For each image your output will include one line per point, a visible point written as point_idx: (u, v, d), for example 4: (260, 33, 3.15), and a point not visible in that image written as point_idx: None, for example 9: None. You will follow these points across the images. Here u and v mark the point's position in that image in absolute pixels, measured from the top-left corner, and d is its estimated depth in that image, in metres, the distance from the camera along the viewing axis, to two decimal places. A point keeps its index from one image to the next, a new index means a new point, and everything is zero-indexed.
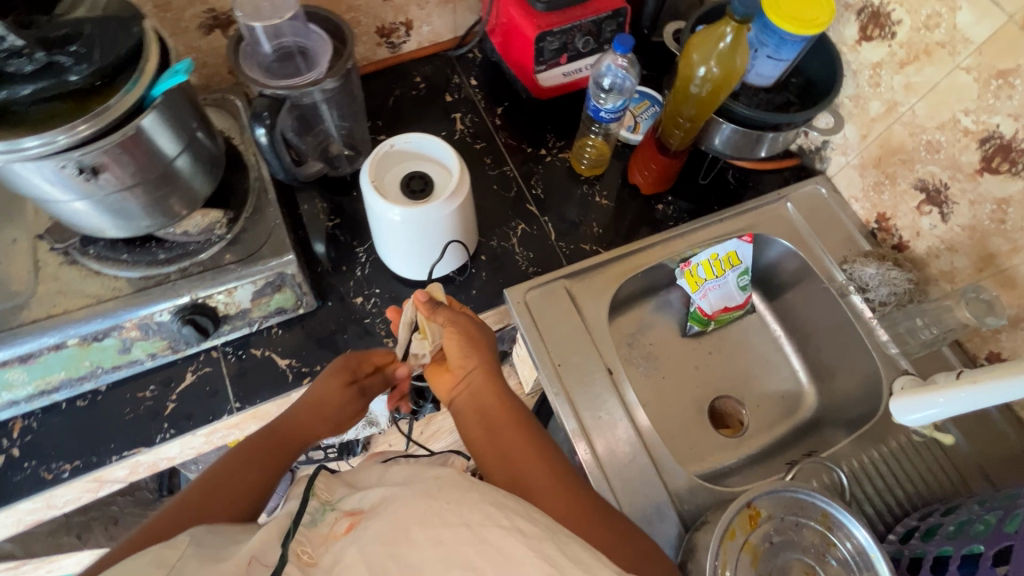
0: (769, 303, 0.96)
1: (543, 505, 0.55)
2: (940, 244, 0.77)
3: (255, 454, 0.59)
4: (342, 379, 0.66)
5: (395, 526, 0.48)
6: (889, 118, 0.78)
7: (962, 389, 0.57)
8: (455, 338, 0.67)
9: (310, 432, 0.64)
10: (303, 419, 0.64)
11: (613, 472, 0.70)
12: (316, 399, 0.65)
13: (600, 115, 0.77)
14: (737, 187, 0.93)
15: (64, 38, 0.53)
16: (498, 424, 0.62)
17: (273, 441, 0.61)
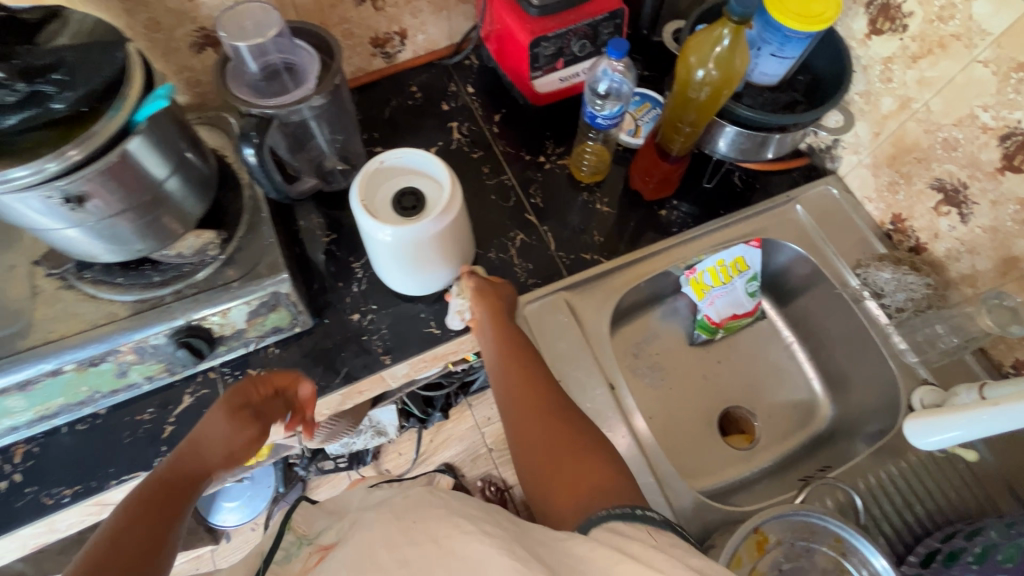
0: (779, 308, 0.93)
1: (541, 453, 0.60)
2: (960, 245, 0.73)
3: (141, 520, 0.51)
4: (231, 411, 0.61)
5: (363, 554, 0.49)
6: (903, 115, 0.74)
7: (981, 411, 0.54)
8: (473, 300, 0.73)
9: (198, 476, 0.58)
10: (186, 471, 0.57)
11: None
12: (202, 441, 0.59)
13: (597, 121, 0.76)
14: (744, 190, 0.89)
15: (47, 67, 0.53)
16: (513, 376, 0.67)
17: (155, 500, 0.54)
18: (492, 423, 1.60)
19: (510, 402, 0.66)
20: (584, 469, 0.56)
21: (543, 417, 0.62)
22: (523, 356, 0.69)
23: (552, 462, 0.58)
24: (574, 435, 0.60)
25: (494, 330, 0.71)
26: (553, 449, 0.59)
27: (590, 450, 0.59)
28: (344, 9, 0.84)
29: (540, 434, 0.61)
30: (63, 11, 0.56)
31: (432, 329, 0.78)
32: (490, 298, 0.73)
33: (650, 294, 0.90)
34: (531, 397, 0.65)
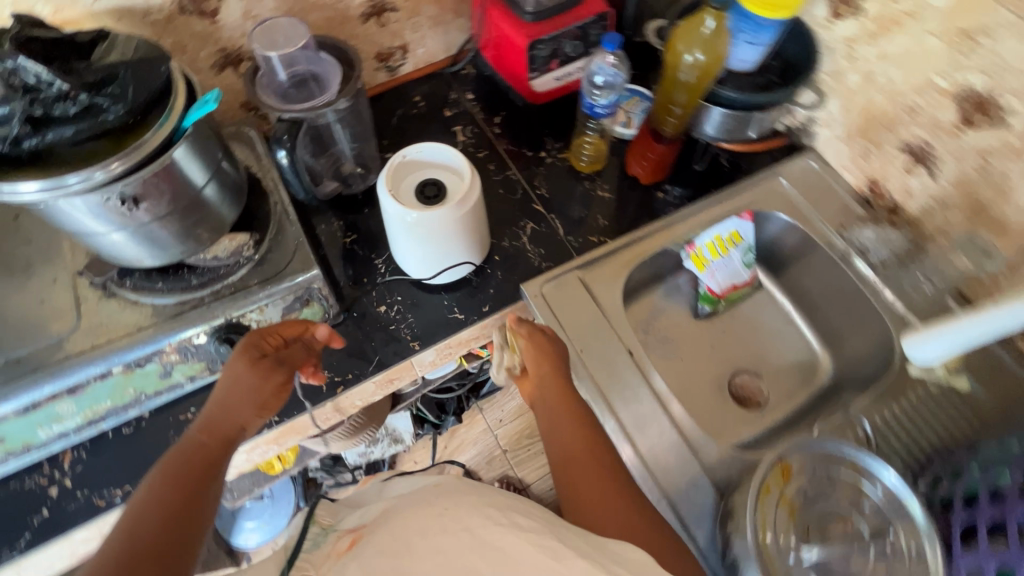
0: (775, 278, 0.99)
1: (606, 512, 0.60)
2: (933, 201, 0.80)
3: (179, 476, 0.56)
4: (251, 363, 0.64)
5: (397, 537, 0.53)
6: (868, 87, 0.82)
7: (973, 319, 0.63)
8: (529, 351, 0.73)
9: (230, 429, 0.62)
10: (219, 425, 0.62)
11: (647, 451, 0.72)
12: (228, 393, 0.62)
13: (595, 110, 0.84)
14: (731, 170, 0.97)
15: (101, 81, 0.57)
16: (560, 413, 0.69)
17: (191, 456, 0.58)
18: (504, 424, 1.63)
19: (556, 433, 0.68)
20: (634, 516, 0.59)
21: (596, 452, 0.65)
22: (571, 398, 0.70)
23: (603, 498, 0.61)
24: (623, 482, 0.63)
25: (546, 365, 0.72)
26: (603, 485, 0.62)
27: (638, 500, 0.61)
28: (351, 26, 0.90)
29: (593, 467, 0.63)
30: (110, 34, 0.61)
31: (456, 314, 0.83)
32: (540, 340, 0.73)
33: (653, 272, 0.96)
34: (581, 429, 0.67)
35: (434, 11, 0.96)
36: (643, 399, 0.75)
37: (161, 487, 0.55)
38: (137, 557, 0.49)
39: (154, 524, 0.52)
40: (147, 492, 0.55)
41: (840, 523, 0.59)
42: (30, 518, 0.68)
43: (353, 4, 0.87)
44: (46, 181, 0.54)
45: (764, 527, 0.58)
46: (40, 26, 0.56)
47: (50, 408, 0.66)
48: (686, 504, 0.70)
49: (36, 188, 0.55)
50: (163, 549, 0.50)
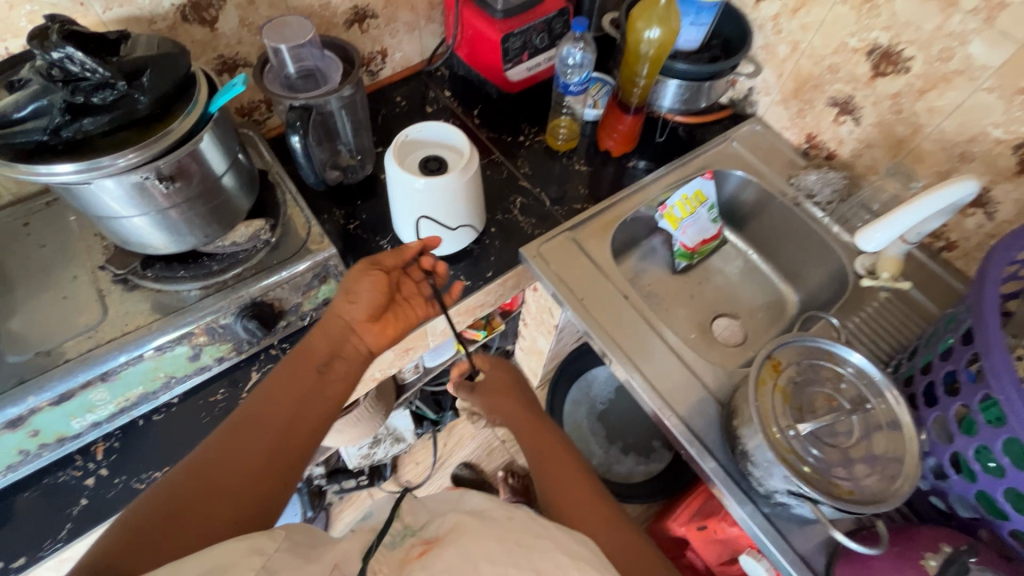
0: (737, 232, 1.12)
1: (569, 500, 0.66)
2: (860, 144, 0.94)
3: (298, 383, 0.64)
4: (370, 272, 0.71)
5: (464, 559, 0.47)
6: (795, 55, 0.96)
7: (908, 209, 0.76)
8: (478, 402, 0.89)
9: (342, 335, 0.69)
10: (333, 331, 0.69)
11: (654, 378, 0.79)
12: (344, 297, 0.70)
13: (569, 88, 0.93)
14: (688, 139, 1.09)
15: (135, 72, 0.62)
16: (536, 451, 0.76)
17: (303, 362, 0.66)
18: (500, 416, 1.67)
19: (543, 455, 0.74)
20: (612, 531, 0.63)
21: (578, 473, 0.71)
22: (539, 429, 0.79)
23: (584, 513, 0.65)
24: (603, 503, 0.67)
25: (499, 403, 0.86)
26: (582, 503, 0.66)
27: (598, 498, 0.67)
28: (336, 33, 0.98)
29: (574, 485, 0.69)
30: (132, 35, 0.65)
31: (463, 282, 0.89)
32: (479, 391, 0.89)
33: (631, 236, 1.05)
34: (563, 451, 0.75)
35: (410, 18, 1.05)
36: (647, 335, 0.83)
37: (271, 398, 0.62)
38: (250, 458, 0.56)
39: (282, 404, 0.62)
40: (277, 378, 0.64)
41: (826, 403, 0.69)
42: (69, 509, 0.70)
43: (337, 11, 0.95)
44: (83, 162, 0.58)
45: (765, 411, 0.67)
46: (72, 23, 0.60)
47: (85, 398, 0.68)
48: (697, 421, 0.77)
49: (73, 170, 0.58)
50: (273, 458, 0.57)
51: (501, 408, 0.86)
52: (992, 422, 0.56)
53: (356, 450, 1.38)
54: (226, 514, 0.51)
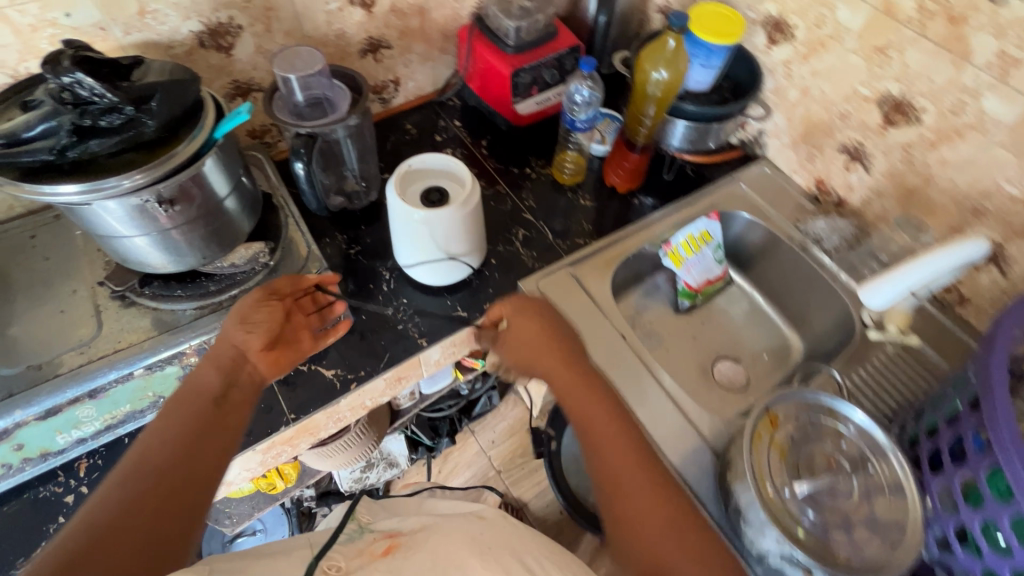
0: (744, 274, 1.10)
1: (638, 509, 0.62)
2: (870, 192, 0.93)
3: (191, 413, 0.61)
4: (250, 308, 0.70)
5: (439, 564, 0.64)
6: (806, 100, 0.95)
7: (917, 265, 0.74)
8: (512, 343, 0.78)
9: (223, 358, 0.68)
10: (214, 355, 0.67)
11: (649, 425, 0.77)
12: (239, 317, 0.69)
13: (575, 125, 0.93)
14: (696, 177, 1.08)
15: (143, 97, 0.63)
16: (603, 445, 0.67)
17: (194, 395, 0.63)
18: (497, 446, 1.64)
19: (609, 456, 0.66)
20: (696, 562, 0.57)
21: (648, 484, 0.63)
22: (602, 415, 0.69)
23: (657, 544, 0.59)
24: (667, 503, 0.62)
25: (535, 357, 0.74)
26: (651, 530, 0.60)
27: (666, 499, 0.63)
28: (350, 61, 1.00)
29: (640, 506, 0.62)
30: (146, 60, 0.67)
31: (459, 313, 0.88)
32: (509, 339, 0.78)
33: (632, 273, 1.03)
34: (630, 449, 0.66)
35: (423, 49, 1.07)
36: (644, 377, 0.81)
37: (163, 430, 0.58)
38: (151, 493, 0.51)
39: (178, 435, 0.58)
40: (168, 415, 0.61)
41: (825, 463, 0.66)
42: (47, 526, 0.69)
43: (352, 41, 0.97)
44: (85, 183, 0.59)
45: (759, 467, 0.65)
46: (87, 48, 0.62)
47: (72, 413, 0.68)
48: (692, 472, 0.74)
49: (75, 190, 0.59)
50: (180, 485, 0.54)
51: (542, 366, 0.74)
52: (999, 496, 0.53)
53: (349, 473, 1.36)
54: (126, 559, 0.46)
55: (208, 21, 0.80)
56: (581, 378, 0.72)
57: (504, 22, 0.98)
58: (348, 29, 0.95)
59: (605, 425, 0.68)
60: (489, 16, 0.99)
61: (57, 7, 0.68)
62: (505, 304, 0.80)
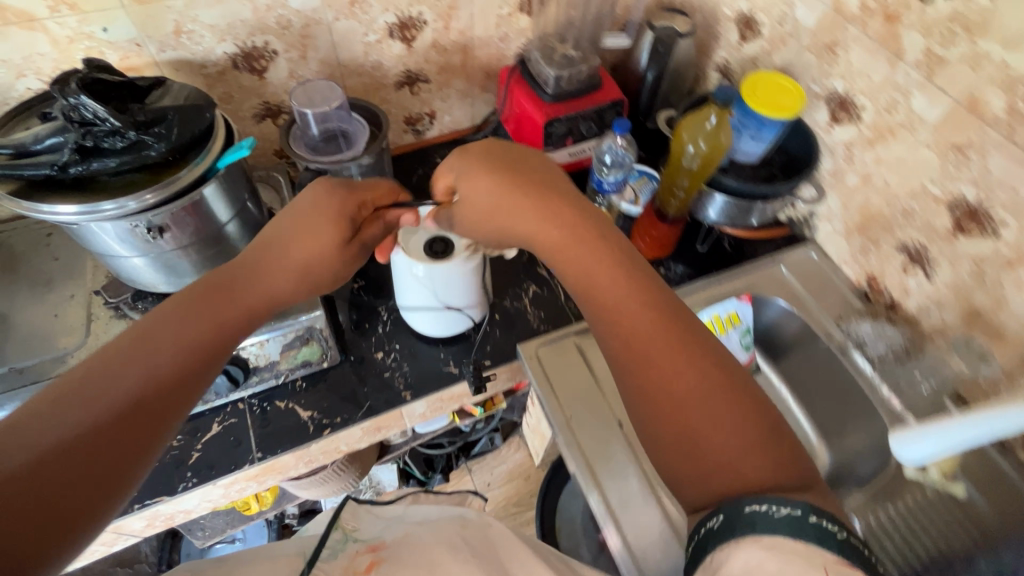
0: (773, 363, 1.00)
1: (675, 382, 0.50)
2: (929, 301, 0.82)
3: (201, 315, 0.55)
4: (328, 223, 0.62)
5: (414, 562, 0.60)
6: (866, 189, 0.86)
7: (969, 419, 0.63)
8: (474, 194, 0.64)
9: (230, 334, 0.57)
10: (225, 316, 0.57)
11: (619, 506, 0.70)
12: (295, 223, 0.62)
13: (603, 186, 0.88)
14: (733, 253, 1.00)
15: (151, 121, 0.62)
16: (617, 305, 0.54)
17: (224, 294, 0.57)
18: (492, 489, 1.57)
19: (621, 327, 0.54)
20: (738, 437, 0.47)
21: (673, 348, 0.51)
22: (614, 268, 0.56)
23: (692, 417, 0.48)
24: (705, 365, 0.51)
25: (516, 217, 0.61)
26: (684, 403, 0.49)
27: (701, 358, 0.51)
28: (386, 93, 0.98)
29: (669, 376, 0.50)
30: (167, 82, 0.67)
31: (451, 368, 0.84)
32: (462, 208, 0.65)
33: None
34: (647, 312, 0.53)
35: (463, 85, 1.05)
36: (626, 463, 0.73)
37: (113, 378, 0.48)
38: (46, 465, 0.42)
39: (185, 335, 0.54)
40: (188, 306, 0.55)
41: None
42: None
43: (389, 73, 0.95)
44: (82, 205, 0.59)
45: None
46: (106, 69, 0.62)
47: None
48: None
49: (74, 211, 0.59)
50: (86, 476, 0.43)
51: (523, 227, 0.61)
52: None
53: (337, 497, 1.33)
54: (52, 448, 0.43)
55: (243, 44, 0.80)
56: (573, 230, 0.59)
57: (545, 69, 0.94)
58: (385, 61, 0.93)
59: (622, 299, 0.54)
60: (531, 60, 0.96)
61: (96, 22, 0.69)
62: (449, 164, 0.67)
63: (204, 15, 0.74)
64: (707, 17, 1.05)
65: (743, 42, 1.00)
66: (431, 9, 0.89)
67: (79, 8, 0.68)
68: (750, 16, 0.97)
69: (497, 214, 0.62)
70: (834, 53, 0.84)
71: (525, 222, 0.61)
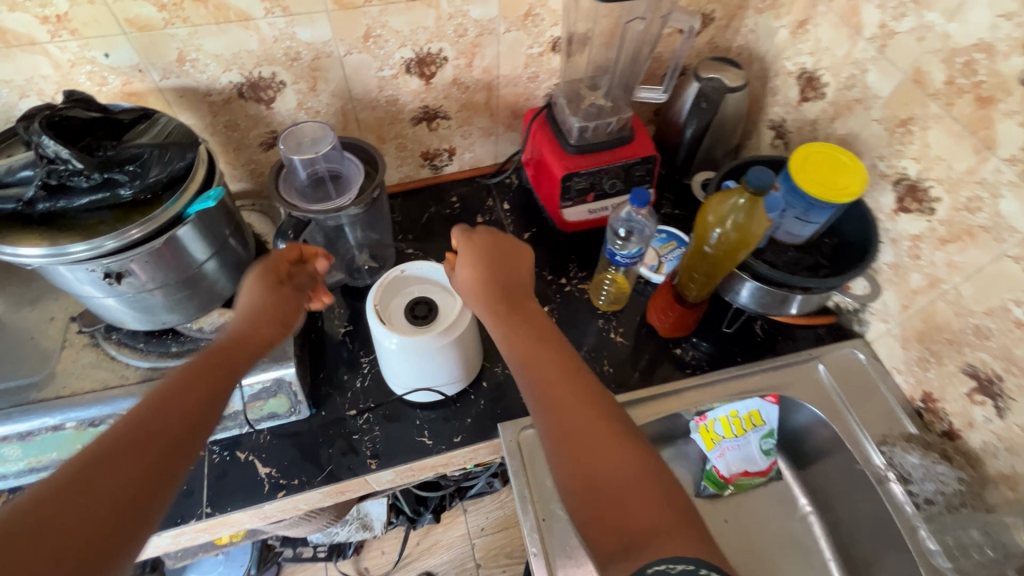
0: (797, 471, 0.87)
1: (571, 421, 0.50)
2: (997, 441, 0.68)
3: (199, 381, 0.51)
4: (257, 276, 0.63)
5: None
6: (932, 293, 0.72)
7: None
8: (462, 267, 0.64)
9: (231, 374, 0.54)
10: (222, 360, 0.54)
11: None
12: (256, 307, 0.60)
13: (615, 259, 0.77)
14: (764, 340, 0.87)
15: (123, 160, 0.59)
16: (531, 361, 0.55)
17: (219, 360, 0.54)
18: (485, 535, 1.49)
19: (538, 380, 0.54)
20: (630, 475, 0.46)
21: (570, 394, 0.52)
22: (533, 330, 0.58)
23: (598, 468, 0.47)
24: (604, 408, 0.51)
25: (476, 282, 0.63)
26: (579, 441, 0.49)
27: (599, 402, 0.51)
28: (401, 127, 0.93)
29: (570, 415, 0.50)
30: (154, 114, 0.65)
31: (424, 439, 0.76)
32: (457, 286, 0.67)
33: (657, 434, 0.84)
34: (553, 362, 0.54)
35: (486, 124, 0.98)
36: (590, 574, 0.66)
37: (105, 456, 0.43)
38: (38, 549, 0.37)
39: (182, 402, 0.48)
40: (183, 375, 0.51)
41: None
42: None
43: (405, 108, 0.90)
44: (47, 248, 0.56)
45: None
46: (81, 104, 0.60)
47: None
48: None
49: (38, 254, 0.56)
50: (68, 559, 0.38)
51: (475, 299, 0.63)
52: None
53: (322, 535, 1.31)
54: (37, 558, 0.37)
55: (249, 75, 0.76)
56: (517, 297, 0.62)
57: (570, 118, 0.85)
58: (402, 97, 0.88)
59: (534, 346, 0.56)
60: (558, 106, 0.88)
61: (97, 47, 0.67)
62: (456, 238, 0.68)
63: (208, 44, 0.71)
64: (765, 69, 0.94)
65: (803, 102, 0.88)
66: (453, 46, 0.83)
67: (80, 34, 0.66)
68: (813, 74, 0.85)
69: (471, 281, 0.63)
70: (909, 130, 0.71)
71: (482, 291, 0.62)
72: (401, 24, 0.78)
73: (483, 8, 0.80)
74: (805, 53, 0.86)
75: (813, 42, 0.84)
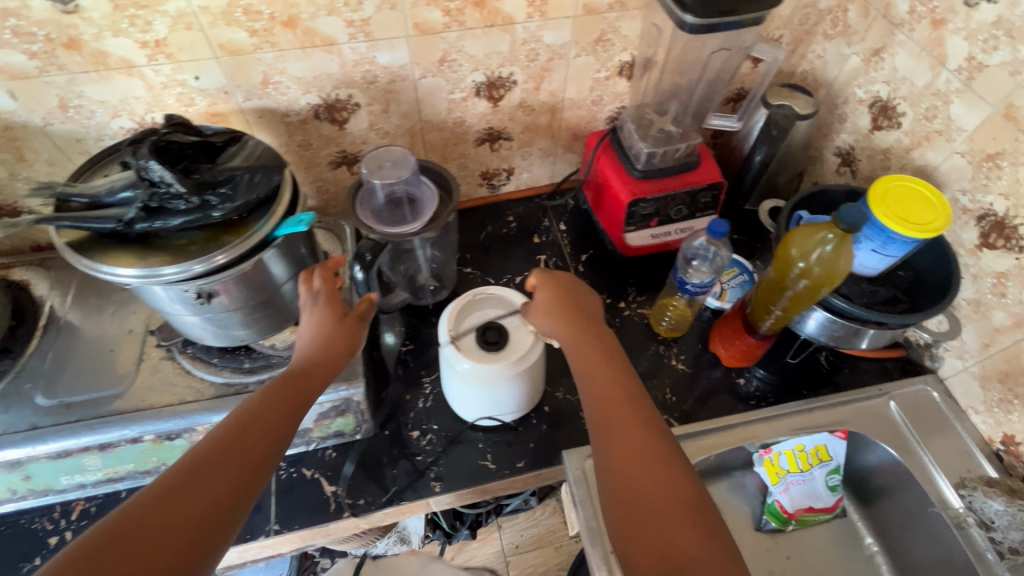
0: (863, 509, 0.84)
1: (622, 440, 0.53)
2: None
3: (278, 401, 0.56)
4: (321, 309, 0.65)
5: None
6: (1018, 332, 0.71)
7: None
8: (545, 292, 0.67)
9: (298, 405, 0.57)
10: (290, 397, 0.57)
11: None
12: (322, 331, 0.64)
13: (685, 287, 0.76)
14: (829, 372, 0.87)
15: (217, 183, 0.61)
16: (591, 378, 0.59)
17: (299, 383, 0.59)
18: (519, 553, 1.48)
19: (595, 398, 0.57)
20: (669, 501, 0.48)
21: (626, 414, 0.55)
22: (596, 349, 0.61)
23: (639, 490, 0.50)
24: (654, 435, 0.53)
25: (553, 306, 0.66)
26: (628, 459, 0.51)
27: (653, 429, 0.54)
28: (465, 148, 0.93)
29: (621, 434, 0.53)
30: (243, 138, 0.67)
31: (487, 463, 0.76)
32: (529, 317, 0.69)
33: (720, 464, 0.82)
34: (612, 383, 0.57)
35: (547, 145, 0.98)
36: None
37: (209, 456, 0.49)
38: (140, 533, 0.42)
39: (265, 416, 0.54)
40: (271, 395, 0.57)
41: None
42: (22, 563, 0.69)
43: (470, 129, 0.91)
44: (144, 269, 0.57)
45: None
46: (181, 128, 0.63)
47: (78, 460, 0.68)
48: None
49: (133, 275, 0.57)
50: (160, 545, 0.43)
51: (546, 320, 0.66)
52: None
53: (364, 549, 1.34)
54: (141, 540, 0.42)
55: (326, 96, 0.78)
56: (588, 319, 0.65)
57: (638, 143, 0.85)
58: (469, 118, 0.89)
59: (599, 366, 0.59)
60: (624, 130, 0.88)
61: (188, 70, 0.69)
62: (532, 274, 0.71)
63: (292, 67, 0.73)
64: (833, 95, 0.93)
65: (874, 130, 0.87)
66: (523, 70, 0.84)
67: (175, 57, 0.68)
68: (888, 103, 0.83)
69: (546, 309, 0.66)
70: (998, 165, 0.70)
71: (557, 318, 0.65)
72: (476, 48, 0.79)
73: (556, 33, 0.80)
74: (880, 81, 0.84)
75: (889, 70, 0.82)
